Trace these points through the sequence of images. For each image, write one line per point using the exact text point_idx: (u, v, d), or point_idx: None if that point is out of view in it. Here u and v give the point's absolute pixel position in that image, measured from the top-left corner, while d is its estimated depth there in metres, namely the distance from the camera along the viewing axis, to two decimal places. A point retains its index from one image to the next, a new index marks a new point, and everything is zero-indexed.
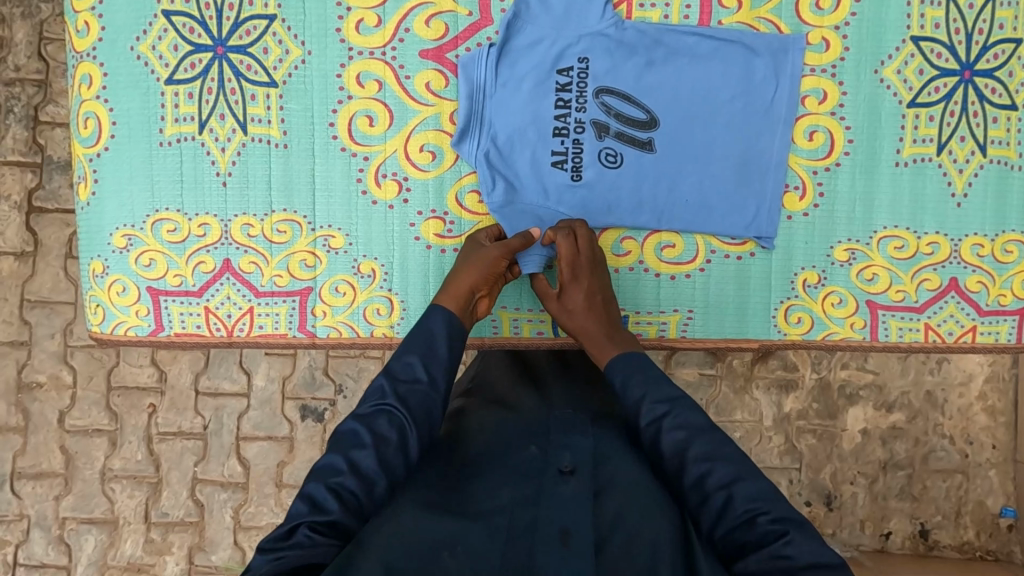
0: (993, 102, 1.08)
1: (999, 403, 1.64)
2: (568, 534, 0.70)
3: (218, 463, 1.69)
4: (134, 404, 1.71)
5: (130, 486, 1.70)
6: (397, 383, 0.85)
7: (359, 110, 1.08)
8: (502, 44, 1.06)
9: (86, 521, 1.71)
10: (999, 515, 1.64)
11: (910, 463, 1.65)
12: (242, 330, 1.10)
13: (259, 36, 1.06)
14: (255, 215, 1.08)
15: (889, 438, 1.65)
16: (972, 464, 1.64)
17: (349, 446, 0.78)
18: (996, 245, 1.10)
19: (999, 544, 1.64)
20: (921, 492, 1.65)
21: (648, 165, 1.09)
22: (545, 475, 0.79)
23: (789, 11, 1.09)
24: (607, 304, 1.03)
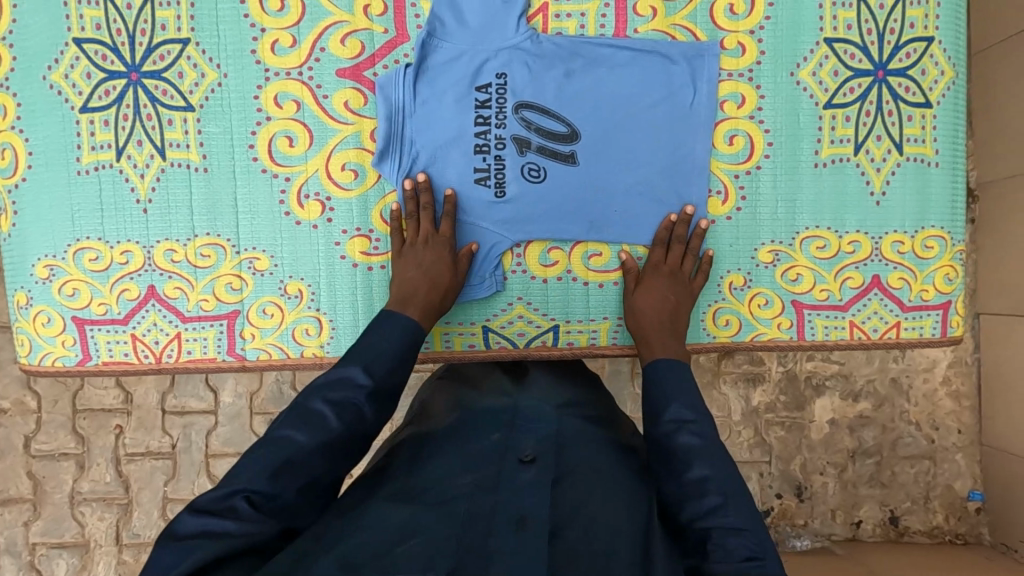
0: (907, 100, 1.10)
1: (964, 387, 1.65)
2: (524, 520, 0.70)
3: (188, 481, 1.69)
4: (101, 425, 1.69)
5: (100, 508, 1.69)
6: (372, 377, 0.85)
7: (279, 131, 1.07)
8: (418, 63, 1.06)
9: (56, 545, 1.70)
10: (967, 498, 1.66)
11: (877, 450, 1.66)
12: (170, 356, 1.09)
13: (173, 60, 1.06)
14: (178, 240, 1.08)
15: (857, 426, 1.66)
16: (939, 448, 1.66)
17: (309, 424, 0.78)
18: (916, 240, 1.12)
19: (968, 527, 1.66)
20: (890, 479, 1.67)
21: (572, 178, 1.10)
22: (503, 462, 0.80)
23: (705, 16, 1.10)
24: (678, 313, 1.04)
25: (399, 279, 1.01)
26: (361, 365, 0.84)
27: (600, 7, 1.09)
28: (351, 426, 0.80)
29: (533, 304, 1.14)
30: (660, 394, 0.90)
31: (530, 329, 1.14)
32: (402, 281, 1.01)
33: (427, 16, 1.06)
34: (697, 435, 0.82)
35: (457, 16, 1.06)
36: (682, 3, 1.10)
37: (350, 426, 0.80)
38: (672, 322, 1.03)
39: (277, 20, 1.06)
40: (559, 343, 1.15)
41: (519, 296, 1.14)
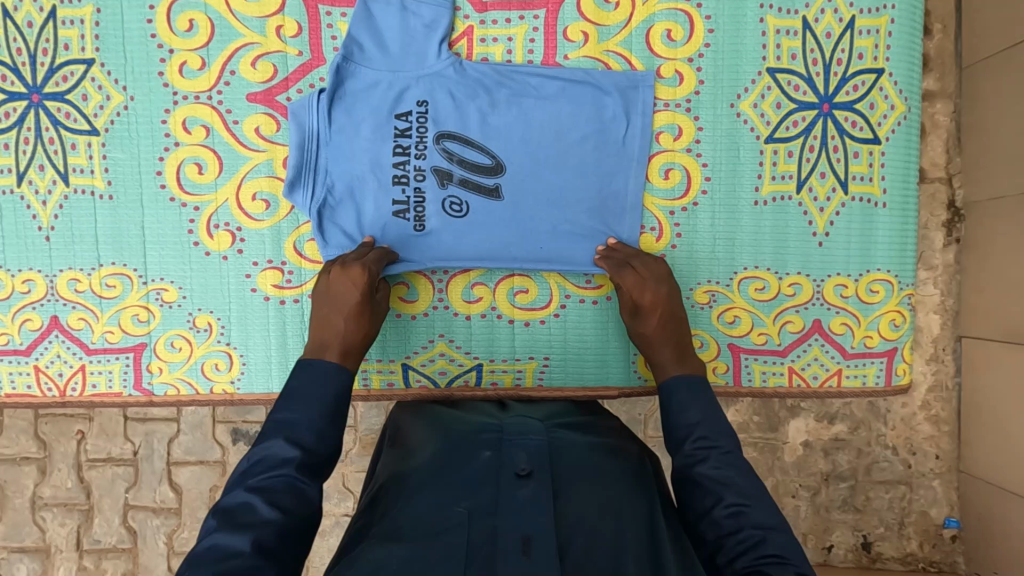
0: (854, 135, 1.03)
1: (944, 412, 1.45)
2: (529, 543, 0.64)
3: (150, 489, 1.59)
4: (63, 430, 1.60)
5: (61, 514, 1.59)
6: (302, 446, 0.74)
7: (187, 158, 1.03)
8: (333, 89, 1.00)
9: (18, 549, 1.61)
10: (942, 525, 1.47)
11: (851, 474, 1.48)
12: (75, 390, 1.05)
13: (76, 82, 1.01)
14: (82, 270, 1.03)
15: (831, 449, 1.48)
16: (915, 474, 1.47)
17: (244, 521, 0.66)
18: (860, 284, 1.06)
19: (943, 555, 1.48)
20: (864, 503, 1.48)
21: (496, 213, 1.05)
22: (500, 479, 0.72)
23: (640, 42, 1.04)
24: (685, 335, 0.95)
25: (329, 320, 0.90)
26: (286, 436, 0.73)
27: (528, 32, 1.03)
28: (293, 509, 0.69)
29: (455, 342, 1.09)
30: (684, 420, 0.81)
31: (452, 368, 1.09)
32: (327, 321, 0.90)
33: (345, 37, 1.01)
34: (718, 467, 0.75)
35: (378, 41, 1.01)
36: (616, 28, 1.03)
37: (294, 508, 0.69)
38: (677, 343, 0.93)
39: (185, 41, 1.01)
40: (483, 383, 1.09)
41: (441, 333, 1.08)
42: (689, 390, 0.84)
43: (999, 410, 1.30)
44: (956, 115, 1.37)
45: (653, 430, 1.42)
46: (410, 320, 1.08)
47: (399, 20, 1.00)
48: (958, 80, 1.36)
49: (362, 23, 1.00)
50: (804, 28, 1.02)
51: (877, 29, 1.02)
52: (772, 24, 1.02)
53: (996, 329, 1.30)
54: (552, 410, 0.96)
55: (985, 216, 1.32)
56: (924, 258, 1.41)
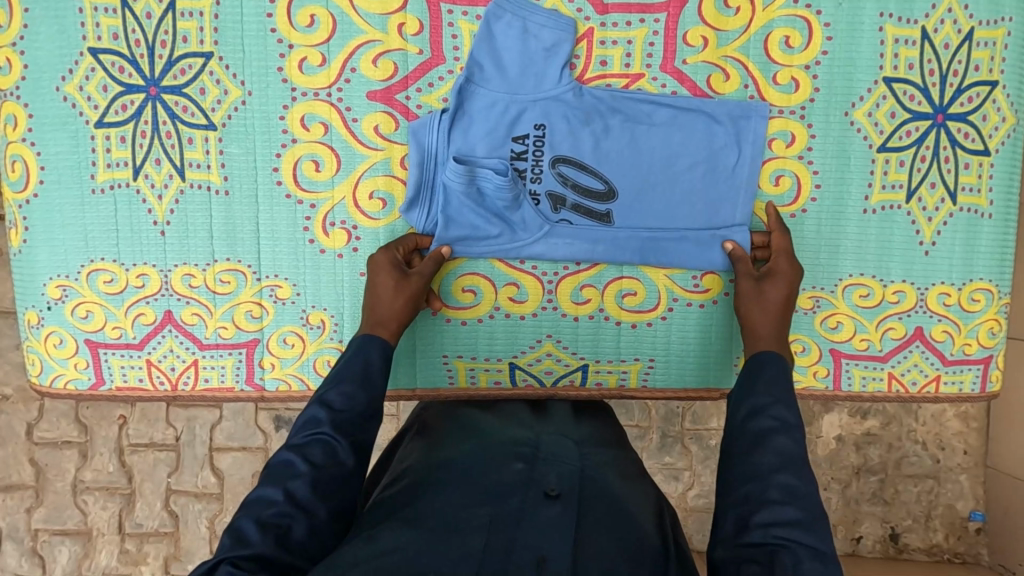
0: (965, 146, 1.05)
1: (973, 407, 1.50)
2: (543, 562, 0.65)
3: (191, 474, 1.59)
4: (104, 415, 1.59)
5: (103, 498, 1.59)
6: (333, 407, 0.78)
7: (305, 154, 1.02)
8: (454, 111, 1.00)
9: (59, 532, 1.61)
10: (968, 518, 1.52)
11: (883, 467, 1.52)
12: (186, 383, 1.06)
13: (194, 75, 1.00)
14: (196, 265, 1.03)
15: (863, 443, 1.52)
16: (944, 468, 1.51)
17: (281, 476, 0.71)
18: (963, 293, 1.08)
19: (967, 547, 1.52)
20: (892, 496, 1.52)
21: (604, 236, 1.06)
22: (527, 493, 0.75)
23: (757, 48, 1.04)
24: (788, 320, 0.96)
25: (375, 284, 0.95)
26: (316, 401, 0.78)
27: (647, 35, 1.03)
28: (324, 463, 0.73)
29: (562, 342, 1.10)
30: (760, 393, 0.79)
31: (558, 368, 1.11)
32: (376, 284, 0.95)
33: (466, 59, 1.01)
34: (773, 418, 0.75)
35: (497, 62, 1.01)
36: (735, 34, 1.03)
37: (325, 465, 0.73)
38: (784, 320, 0.94)
39: (305, 36, 1.00)
40: (588, 384, 1.11)
41: (549, 333, 1.10)
42: (777, 371, 0.82)
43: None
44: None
45: (690, 423, 1.48)
46: (518, 321, 1.09)
47: (519, 42, 1.00)
48: None
49: (484, 45, 0.99)
50: (922, 38, 1.03)
51: (994, 41, 1.03)
52: (890, 33, 1.03)
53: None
54: (591, 424, 0.96)
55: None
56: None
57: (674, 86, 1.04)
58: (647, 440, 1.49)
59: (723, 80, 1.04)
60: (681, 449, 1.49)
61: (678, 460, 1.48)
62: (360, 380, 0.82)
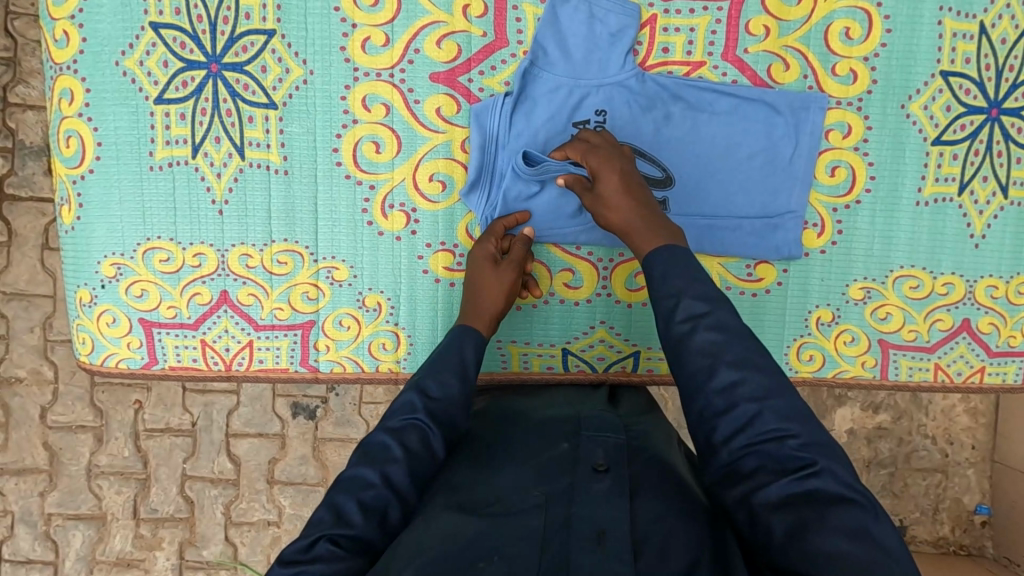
0: (1018, 141, 1.06)
1: (983, 404, 1.53)
2: (603, 535, 0.64)
3: (208, 460, 1.58)
4: (120, 399, 1.58)
5: (118, 482, 1.58)
6: (431, 396, 0.79)
7: (365, 135, 1.01)
8: (518, 94, 1.01)
9: (73, 517, 1.60)
10: (974, 512, 1.55)
11: (892, 461, 1.54)
12: (241, 364, 1.05)
13: (256, 53, 0.99)
14: (254, 245, 1.02)
15: (875, 437, 1.54)
16: (952, 463, 1.54)
17: (379, 459, 0.73)
18: (1010, 286, 1.09)
19: (972, 539, 1.55)
20: (901, 489, 1.55)
21: None
22: (576, 472, 0.74)
23: (818, 38, 1.04)
24: (643, 186, 0.89)
25: (477, 296, 0.94)
26: (418, 387, 0.79)
27: (710, 23, 1.03)
28: (419, 452, 0.76)
29: (615, 329, 1.10)
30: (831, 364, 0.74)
31: (611, 354, 1.11)
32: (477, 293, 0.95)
33: (530, 42, 1.01)
34: (716, 329, 0.70)
35: (562, 47, 1.01)
36: (797, 23, 1.03)
37: (419, 450, 0.75)
38: (644, 201, 0.86)
39: (369, 15, 0.99)
40: (639, 369, 1.12)
41: (603, 320, 1.10)
42: (669, 261, 0.78)
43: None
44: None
45: None
46: (573, 306, 1.09)
47: (586, 27, 1.00)
48: None
49: (549, 29, 1.00)
50: (980, 32, 1.04)
51: None
52: (949, 27, 1.04)
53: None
54: (639, 407, 0.97)
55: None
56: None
57: (735, 75, 1.05)
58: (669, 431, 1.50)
59: (783, 70, 1.05)
60: None
61: None
62: (458, 372, 0.83)
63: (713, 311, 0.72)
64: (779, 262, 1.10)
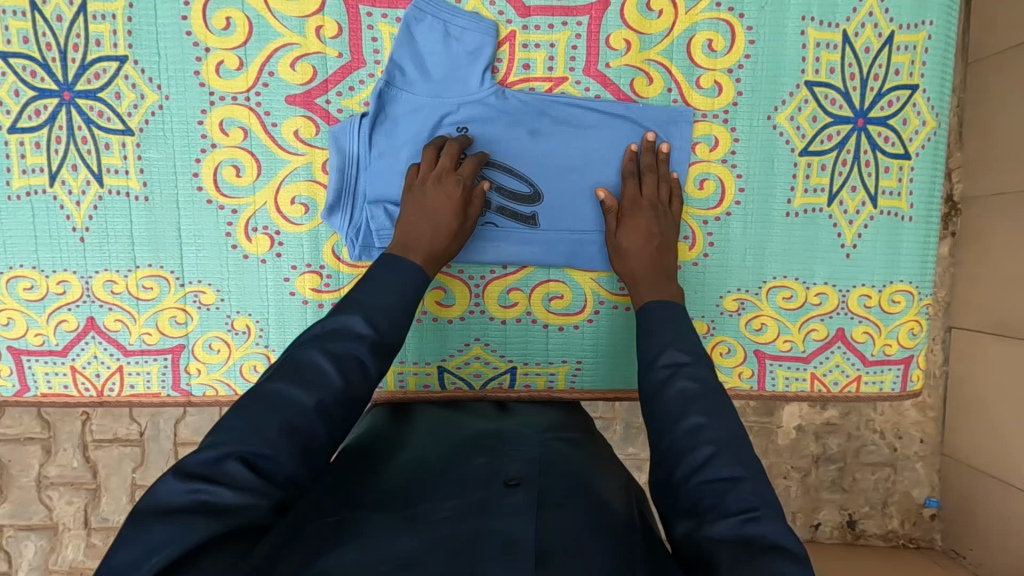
0: (885, 151, 1.06)
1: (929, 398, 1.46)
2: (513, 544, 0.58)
3: (158, 470, 1.42)
4: (68, 410, 1.42)
5: (68, 492, 1.42)
6: (375, 327, 0.75)
7: (225, 159, 1.01)
8: (375, 115, 1.00)
9: (25, 527, 1.43)
10: (924, 505, 1.49)
11: (841, 456, 1.48)
12: (112, 390, 1.06)
13: (109, 79, 0.98)
14: (118, 271, 1.03)
15: (823, 433, 1.48)
16: (900, 456, 1.48)
17: (313, 380, 0.67)
18: (884, 295, 1.10)
19: (922, 532, 1.50)
20: (851, 484, 1.49)
21: (530, 240, 1.06)
22: (489, 488, 0.67)
23: (681, 51, 1.03)
24: (664, 248, 0.97)
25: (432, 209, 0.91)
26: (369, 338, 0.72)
27: (570, 38, 1.02)
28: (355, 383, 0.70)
29: (490, 346, 1.11)
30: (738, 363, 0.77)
31: (487, 371, 1.11)
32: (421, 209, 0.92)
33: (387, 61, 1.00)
34: (693, 379, 0.73)
35: (419, 67, 1.00)
36: (658, 37, 1.03)
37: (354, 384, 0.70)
38: (651, 261, 0.95)
39: (221, 39, 0.98)
40: (517, 385, 1.12)
41: (478, 337, 1.10)
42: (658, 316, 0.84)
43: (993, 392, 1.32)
44: (959, 109, 1.38)
45: None
46: (446, 324, 1.10)
47: (442, 45, 0.99)
48: (965, 74, 1.36)
49: (405, 47, 0.99)
50: (843, 42, 1.03)
51: (914, 46, 1.03)
52: (812, 37, 1.03)
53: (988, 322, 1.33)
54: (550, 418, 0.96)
55: (988, 210, 1.33)
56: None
57: (598, 89, 1.04)
58: (612, 431, 1.50)
59: (647, 84, 1.04)
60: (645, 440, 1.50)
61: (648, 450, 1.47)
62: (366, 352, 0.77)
63: (695, 363, 0.76)
64: None
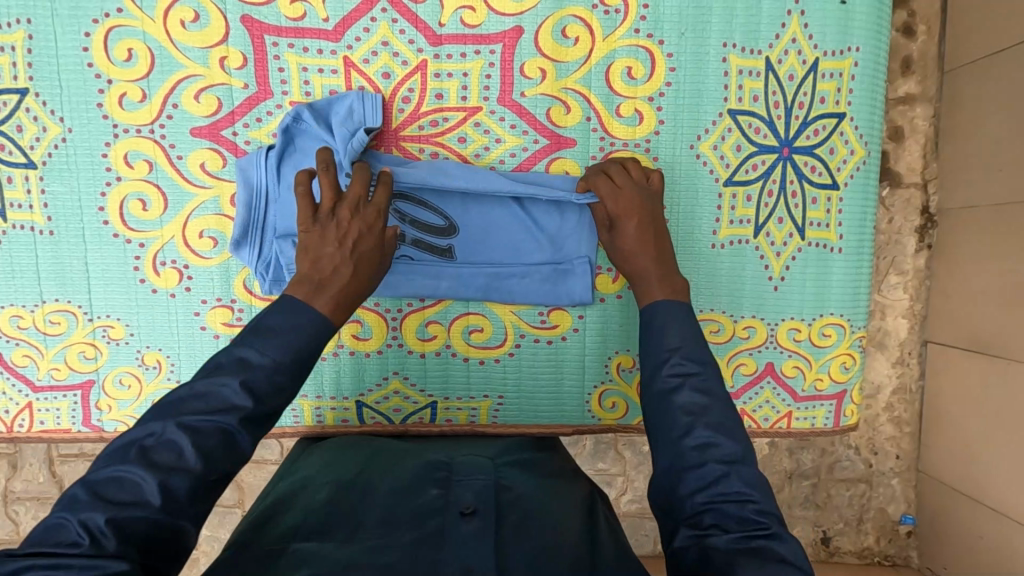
0: (812, 180, 1.02)
1: (907, 414, 1.38)
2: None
3: None
4: None
5: (35, 508, 1.35)
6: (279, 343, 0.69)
7: (131, 193, 0.99)
8: (282, 147, 0.96)
9: None
10: (898, 521, 1.42)
11: (813, 473, 1.40)
12: (22, 426, 1.04)
13: (10, 112, 0.96)
14: (24, 306, 1.01)
15: (797, 448, 1.39)
16: (875, 472, 1.41)
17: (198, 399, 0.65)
18: (813, 329, 1.06)
19: (897, 549, 1.42)
20: (825, 500, 1.41)
21: (447, 273, 1.03)
22: (444, 514, 0.72)
23: (599, 79, 1.01)
24: (661, 234, 0.91)
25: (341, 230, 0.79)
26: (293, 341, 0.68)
27: (484, 67, 1.00)
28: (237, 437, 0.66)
29: (409, 380, 1.08)
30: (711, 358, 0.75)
31: (407, 406, 1.09)
32: (318, 256, 0.77)
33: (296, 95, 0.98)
34: (702, 392, 0.72)
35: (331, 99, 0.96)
36: (574, 65, 1.00)
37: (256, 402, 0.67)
38: (653, 251, 0.88)
39: (123, 71, 0.96)
40: (438, 420, 1.09)
41: (395, 371, 1.08)
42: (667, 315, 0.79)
43: (965, 416, 1.24)
44: (935, 119, 1.30)
45: None
46: (363, 358, 1.07)
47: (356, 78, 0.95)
48: (939, 83, 1.28)
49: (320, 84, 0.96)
50: (766, 69, 1.00)
51: (840, 72, 1.00)
52: (734, 63, 1.00)
53: (963, 336, 1.25)
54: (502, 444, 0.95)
55: (959, 224, 1.26)
56: (895, 263, 1.33)
57: (514, 119, 1.01)
58: (580, 447, 1.38)
59: (564, 113, 1.01)
60: (614, 456, 1.38)
61: (610, 467, 1.38)
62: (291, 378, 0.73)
63: (704, 373, 0.74)
64: (573, 308, 1.07)
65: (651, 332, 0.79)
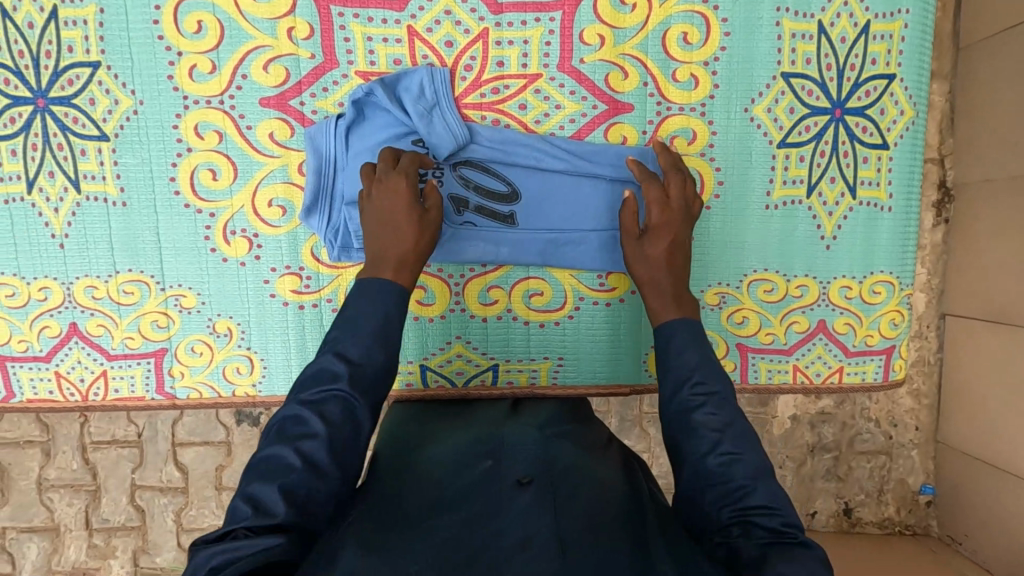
0: (864, 141, 1.05)
1: (925, 386, 1.38)
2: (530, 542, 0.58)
3: (155, 468, 1.35)
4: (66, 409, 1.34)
5: (68, 494, 1.35)
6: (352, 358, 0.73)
7: (202, 162, 1.01)
8: (353, 116, 0.99)
9: (25, 530, 1.37)
10: (918, 492, 1.41)
11: (835, 446, 1.41)
12: (97, 394, 1.07)
13: (83, 85, 0.98)
14: (98, 277, 1.03)
15: (818, 422, 1.41)
16: (895, 444, 1.40)
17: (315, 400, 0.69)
18: (864, 286, 1.10)
19: (917, 519, 1.42)
20: (846, 472, 1.42)
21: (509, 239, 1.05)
22: (500, 483, 0.67)
23: (655, 45, 1.03)
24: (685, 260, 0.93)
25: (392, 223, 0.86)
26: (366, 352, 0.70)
27: (544, 34, 1.02)
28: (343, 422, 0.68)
29: (471, 343, 1.11)
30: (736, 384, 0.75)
31: (469, 369, 1.12)
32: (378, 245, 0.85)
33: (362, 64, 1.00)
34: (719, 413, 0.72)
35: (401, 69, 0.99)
36: (631, 30, 1.02)
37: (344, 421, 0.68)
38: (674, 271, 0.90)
39: (193, 43, 0.98)
40: (499, 382, 1.12)
41: (458, 335, 1.11)
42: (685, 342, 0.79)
43: (981, 388, 1.24)
44: (950, 95, 1.28)
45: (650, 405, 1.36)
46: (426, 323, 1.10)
47: None
48: (954, 61, 1.27)
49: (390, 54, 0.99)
50: (819, 32, 1.02)
51: (891, 35, 1.03)
52: (788, 27, 1.02)
53: (981, 306, 1.23)
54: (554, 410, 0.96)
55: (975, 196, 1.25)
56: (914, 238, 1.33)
57: (573, 85, 1.04)
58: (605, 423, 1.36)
59: (622, 78, 1.04)
60: (639, 433, 1.35)
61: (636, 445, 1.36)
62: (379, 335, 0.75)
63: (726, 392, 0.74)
64: None
65: (670, 351, 0.79)
